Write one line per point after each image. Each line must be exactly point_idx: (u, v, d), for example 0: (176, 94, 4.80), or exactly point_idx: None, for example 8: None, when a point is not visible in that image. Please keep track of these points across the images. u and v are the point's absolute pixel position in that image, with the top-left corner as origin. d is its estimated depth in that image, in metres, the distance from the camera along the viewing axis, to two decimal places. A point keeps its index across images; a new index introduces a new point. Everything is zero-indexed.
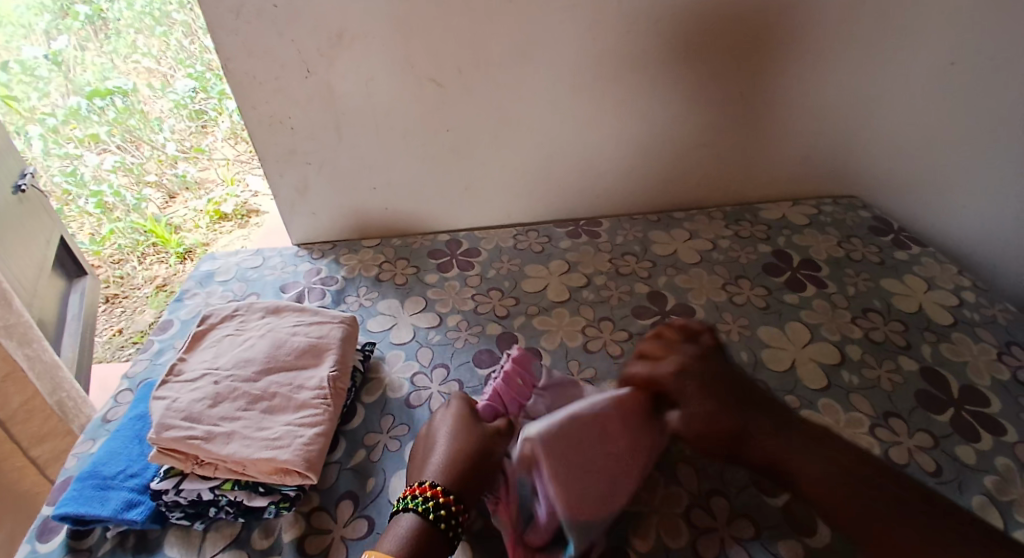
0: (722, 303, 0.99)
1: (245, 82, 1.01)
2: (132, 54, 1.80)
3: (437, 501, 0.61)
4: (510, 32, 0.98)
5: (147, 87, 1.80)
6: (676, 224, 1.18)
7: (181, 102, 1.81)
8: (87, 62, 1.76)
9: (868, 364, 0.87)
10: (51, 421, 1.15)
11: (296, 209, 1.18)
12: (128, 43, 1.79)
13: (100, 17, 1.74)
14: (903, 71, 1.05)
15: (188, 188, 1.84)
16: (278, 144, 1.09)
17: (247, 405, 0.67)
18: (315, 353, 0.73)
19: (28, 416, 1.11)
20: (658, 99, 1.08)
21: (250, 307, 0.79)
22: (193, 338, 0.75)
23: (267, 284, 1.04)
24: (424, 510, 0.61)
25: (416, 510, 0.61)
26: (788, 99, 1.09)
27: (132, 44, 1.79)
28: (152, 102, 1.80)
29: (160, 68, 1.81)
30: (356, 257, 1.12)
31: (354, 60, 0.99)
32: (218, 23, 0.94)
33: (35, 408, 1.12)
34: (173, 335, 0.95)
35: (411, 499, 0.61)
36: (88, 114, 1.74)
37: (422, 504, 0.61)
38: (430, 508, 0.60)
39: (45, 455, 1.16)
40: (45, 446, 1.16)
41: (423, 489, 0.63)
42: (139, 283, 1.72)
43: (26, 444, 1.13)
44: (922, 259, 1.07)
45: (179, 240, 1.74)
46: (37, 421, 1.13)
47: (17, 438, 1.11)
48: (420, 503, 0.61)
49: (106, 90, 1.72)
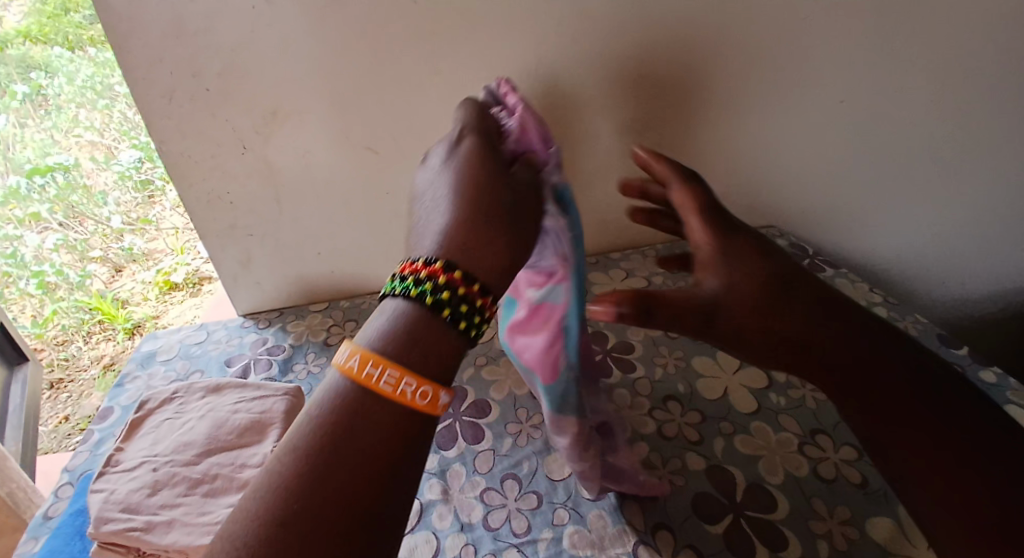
0: (659, 337, 1.02)
1: (181, 163, 1.03)
2: (73, 128, 1.76)
3: None
4: (439, 102, 1.03)
5: (90, 160, 1.76)
6: (613, 265, 1.25)
7: (126, 173, 1.78)
8: (26, 140, 1.73)
9: (794, 384, 0.92)
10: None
11: (241, 280, 1.19)
12: (69, 118, 1.76)
13: (40, 94, 1.74)
14: (806, 113, 1.13)
15: (135, 260, 1.78)
16: (218, 219, 1.11)
17: (187, 490, 0.66)
18: (257, 429, 0.73)
19: None
20: (587, 151, 1.14)
21: (190, 387, 0.80)
22: (131, 426, 0.75)
23: (212, 361, 1.04)
24: None
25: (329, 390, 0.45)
26: (707, 142, 1.16)
27: (74, 119, 1.76)
28: (96, 175, 1.77)
29: (103, 140, 1.78)
30: (304, 322, 1.12)
31: (290, 135, 1.03)
32: (152, 108, 0.97)
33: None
34: (114, 423, 0.94)
35: None
36: (27, 193, 1.69)
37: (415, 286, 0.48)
38: None
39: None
40: None
41: (419, 268, 0.49)
42: (85, 365, 1.66)
43: None
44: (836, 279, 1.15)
45: (126, 315, 1.68)
46: None
47: None
48: None
49: (46, 167, 1.71)
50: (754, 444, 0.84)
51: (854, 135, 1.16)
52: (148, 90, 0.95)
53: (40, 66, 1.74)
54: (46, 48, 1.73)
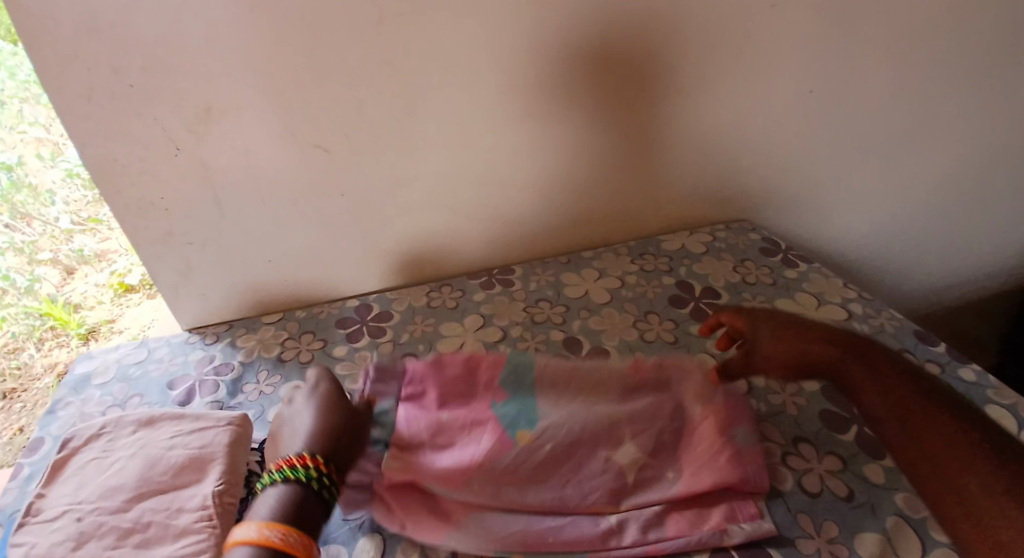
0: (634, 342, 0.99)
1: (106, 168, 0.94)
2: (17, 124, 1.36)
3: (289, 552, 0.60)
4: (392, 93, 0.97)
5: (34, 157, 1.41)
6: (585, 263, 1.19)
7: (74, 172, 1.46)
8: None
9: (774, 389, 0.89)
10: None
11: (183, 293, 1.10)
12: (12, 113, 1.33)
13: None
14: (769, 103, 1.11)
15: (86, 262, 1.56)
16: (154, 228, 1.02)
17: (115, 542, 0.60)
18: (197, 466, 0.66)
19: None
20: (549, 143, 1.09)
21: (119, 422, 0.72)
22: (52, 469, 0.68)
23: (153, 382, 0.95)
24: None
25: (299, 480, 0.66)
26: (673, 134, 1.12)
27: (18, 114, 1.34)
28: (40, 173, 1.44)
29: (50, 137, 1.39)
30: (255, 337, 1.04)
31: (228, 134, 0.95)
32: (67, 109, 0.88)
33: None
34: (44, 457, 0.85)
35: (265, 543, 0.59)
36: None
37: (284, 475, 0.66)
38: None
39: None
40: None
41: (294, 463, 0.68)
42: (39, 373, 1.45)
43: None
44: (810, 275, 1.12)
45: (80, 320, 1.49)
46: None
47: None
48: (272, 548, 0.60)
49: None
50: None
51: (818, 124, 1.14)
52: (62, 90, 0.86)
53: None
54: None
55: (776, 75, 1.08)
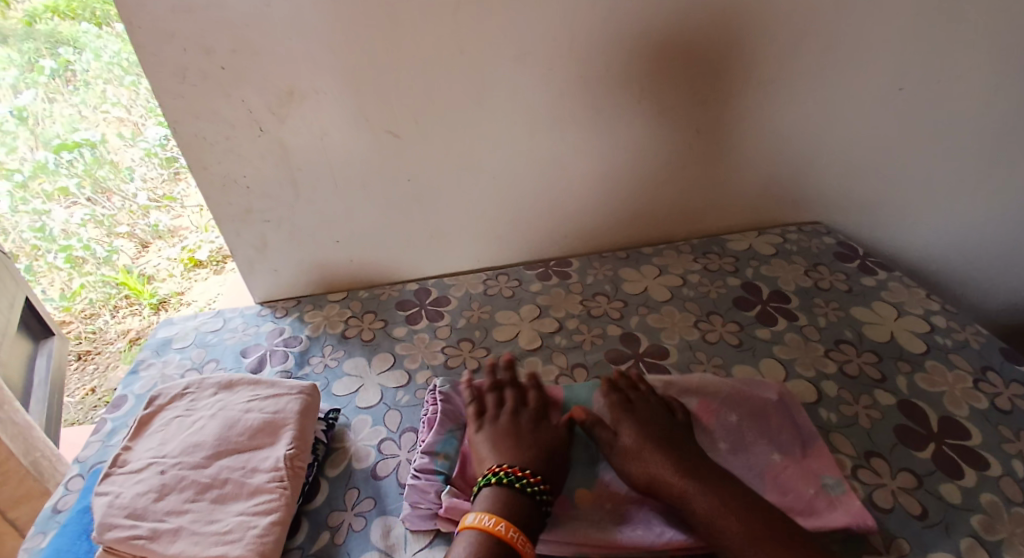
0: (695, 341, 0.98)
1: (194, 144, 0.99)
2: (102, 105, 1.52)
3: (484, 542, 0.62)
4: (465, 81, 0.98)
5: (117, 136, 1.57)
6: (646, 260, 1.17)
7: (152, 151, 1.60)
8: (55, 115, 1.50)
9: (846, 400, 0.86)
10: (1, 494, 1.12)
11: (257, 268, 1.15)
12: (96, 93, 1.50)
13: (65, 68, 1.46)
14: (851, 103, 1.07)
15: (161, 237, 1.71)
16: (234, 204, 1.07)
17: (195, 495, 0.63)
18: (271, 430, 0.70)
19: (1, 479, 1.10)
20: (619, 136, 1.08)
21: (201, 384, 0.77)
22: (139, 424, 0.73)
23: (227, 350, 1.00)
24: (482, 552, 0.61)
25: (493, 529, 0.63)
26: (746, 132, 1.09)
27: (102, 95, 1.50)
28: (122, 152, 1.59)
29: (132, 117, 1.55)
30: (321, 313, 1.08)
31: (307, 116, 0.98)
32: (164, 88, 0.93)
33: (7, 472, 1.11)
34: (127, 413, 0.91)
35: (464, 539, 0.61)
36: (56, 168, 1.53)
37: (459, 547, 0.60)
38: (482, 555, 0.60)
39: (24, 516, 1.17)
40: (22, 508, 1.16)
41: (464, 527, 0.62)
42: (112, 338, 1.62)
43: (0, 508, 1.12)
44: (888, 284, 1.08)
45: (152, 291, 1.64)
46: (11, 484, 1.12)
47: None
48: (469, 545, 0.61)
49: (73, 143, 1.52)
50: None
51: (903, 125, 1.09)
52: (161, 69, 0.91)
53: (68, 41, 1.42)
54: (71, 21, 1.40)
55: (862, 73, 1.03)
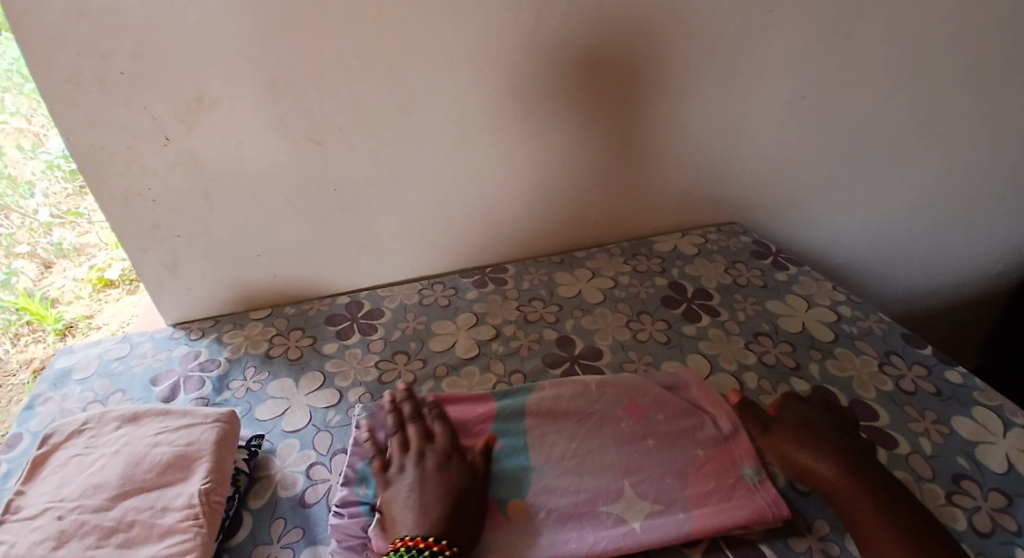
0: (628, 341, 0.99)
1: (91, 156, 0.91)
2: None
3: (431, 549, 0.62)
4: (388, 87, 0.95)
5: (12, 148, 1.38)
6: (578, 263, 1.18)
7: (54, 164, 1.42)
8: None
9: (766, 390, 0.89)
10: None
11: (169, 287, 1.07)
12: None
13: None
14: (766, 107, 1.11)
15: (66, 256, 1.52)
16: (140, 220, 0.99)
17: (98, 543, 0.57)
18: (183, 465, 0.64)
19: None
20: (547, 141, 1.08)
21: (101, 418, 0.70)
22: (31, 467, 0.65)
23: (135, 379, 0.92)
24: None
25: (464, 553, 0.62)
26: (669, 135, 1.12)
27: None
28: (20, 165, 1.40)
29: (30, 128, 1.36)
30: (242, 333, 1.02)
31: (219, 125, 0.92)
32: (54, 95, 0.85)
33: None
34: (22, 453, 0.82)
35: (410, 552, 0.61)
36: None
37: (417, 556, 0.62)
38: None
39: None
40: None
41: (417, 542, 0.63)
42: (14, 369, 1.36)
43: None
44: (799, 277, 1.13)
45: (57, 315, 1.44)
46: None
47: None
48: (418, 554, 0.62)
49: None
50: None
51: (812, 128, 1.15)
52: (49, 75, 0.83)
53: None
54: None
55: (773, 78, 1.08)
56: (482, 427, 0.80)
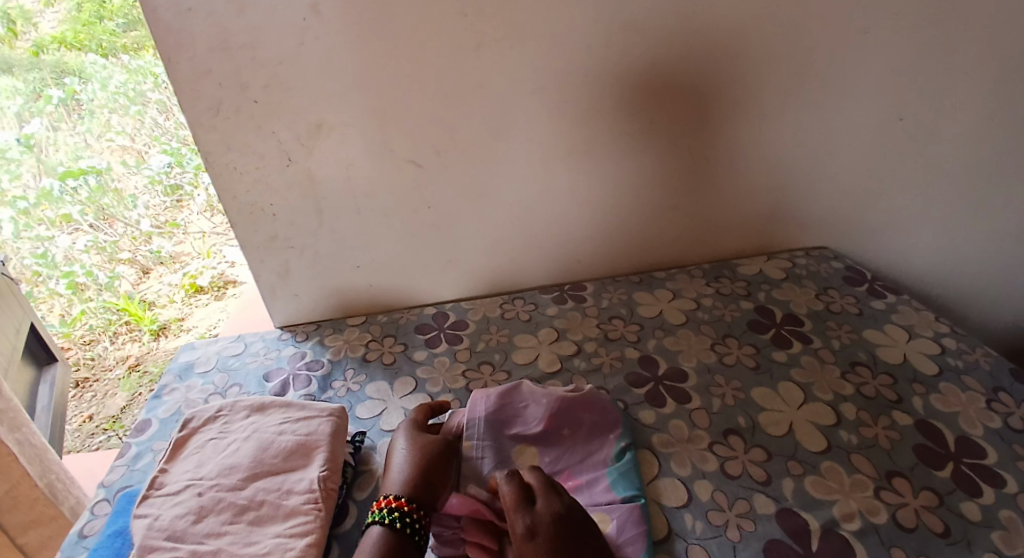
0: (713, 364, 0.99)
1: (225, 174, 1.02)
2: (106, 133, 1.79)
3: (402, 511, 0.68)
4: (484, 113, 1.02)
5: (121, 165, 1.84)
6: (659, 284, 1.20)
7: (156, 178, 1.89)
8: (60, 142, 1.73)
9: (864, 421, 0.88)
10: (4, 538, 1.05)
11: (279, 293, 1.17)
12: (101, 122, 1.77)
13: (73, 99, 1.70)
14: (857, 131, 1.11)
15: (162, 263, 1.93)
16: (260, 232, 1.09)
17: (232, 518, 0.64)
18: (303, 453, 0.72)
19: (14, 503, 1.05)
20: (631, 164, 1.11)
21: (233, 406, 0.79)
22: (174, 446, 0.74)
23: (250, 374, 1.01)
24: (391, 521, 0.67)
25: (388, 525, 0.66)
26: (755, 159, 1.13)
27: (106, 123, 1.78)
28: (125, 179, 1.85)
29: (134, 145, 1.85)
30: (341, 337, 1.10)
31: (334, 148, 1.01)
32: (199, 121, 0.96)
33: (19, 497, 1.05)
34: (152, 437, 0.90)
35: (381, 513, 0.67)
36: (60, 195, 1.74)
37: (387, 517, 0.67)
38: (395, 518, 0.67)
39: (31, 542, 1.11)
40: (32, 533, 1.10)
41: (388, 501, 0.69)
42: (111, 364, 1.74)
43: (11, 533, 1.08)
44: (898, 307, 1.10)
45: (153, 317, 1.81)
46: (23, 509, 1.07)
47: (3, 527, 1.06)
48: (387, 515, 0.67)
49: (79, 170, 1.75)
50: (827, 486, 0.78)
51: (906, 153, 1.13)
52: (196, 103, 0.94)
53: (74, 71, 1.68)
54: (80, 53, 1.66)
55: (866, 103, 1.07)
56: (566, 431, 0.84)
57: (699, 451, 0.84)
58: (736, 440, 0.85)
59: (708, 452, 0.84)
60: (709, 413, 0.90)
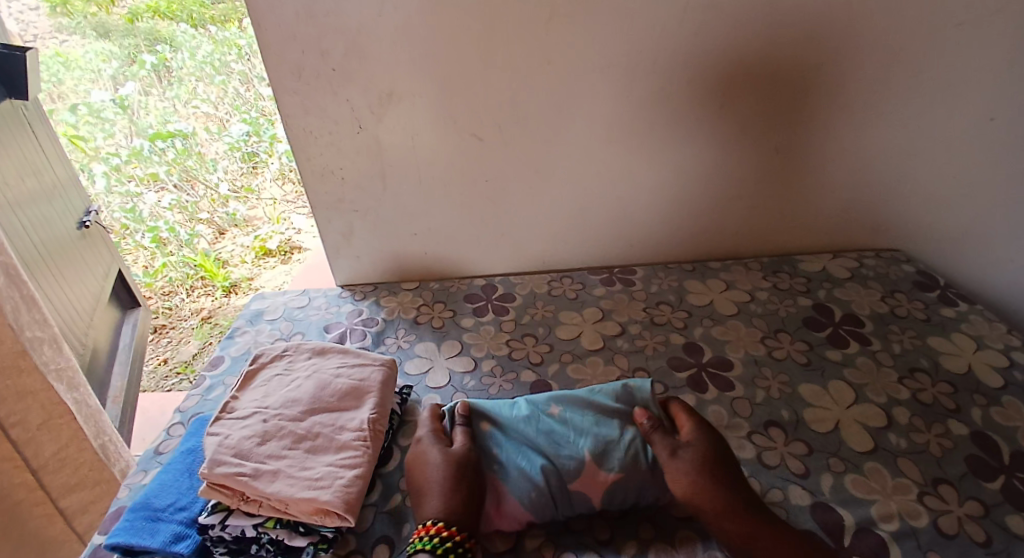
0: (761, 357, 0.98)
1: (302, 137, 1.08)
2: (192, 100, 1.99)
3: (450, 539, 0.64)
4: (547, 90, 1.03)
5: (205, 131, 2.02)
6: (712, 274, 1.18)
7: (235, 145, 2.02)
8: (150, 107, 1.96)
9: (917, 427, 0.85)
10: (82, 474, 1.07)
11: (342, 253, 1.23)
12: (188, 89, 1.98)
13: (163, 66, 1.94)
14: (941, 128, 1.05)
15: (237, 226, 2.06)
16: (329, 193, 1.15)
17: (292, 444, 0.71)
18: (357, 395, 0.78)
19: (60, 464, 0.99)
20: (694, 150, 1.10)
21: (298, 347, 0.85)
22: (245, 377, 0.81)
23: (311, 325, 1.08)
24: (440, 549, 0.63)
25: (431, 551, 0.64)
26: (826, 152, 1.10)
27: (192, 91, 1.99)
28: (208, 145, 2.02)
29: (217, 113, 2.03)
30: (396, 299, 1.16)
31: (402, 118, 1.06)
32: (282, 84, 1.02)
33: (70, 457, 1.01)
34: (223, 372, 0.98)
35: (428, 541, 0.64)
36: (149, 154, 1.90)
37: (439, 546, 0.64)
38: (446, 547, 0.63)
39: (72, 506, 1.04)
40: (75, 496, 1.04)
41: (439, 530, 0.65)
42: (186, 315, 1.86)
43: (55, 493, 1.00)
44: (969, 316, 1.04)
45: (225, 275, 1.91)
46: (70, 469, 1.01)
47: (49, 487, 0.99)
48: (436, 543, 0.64)
49: (168, 133, 1.91)
50: (868, 486, 0.77)
51: (994, 156, 1.06)
52: (281, 67, 1.01)
53: (165, 40, 1.94)
54: (172, 23, 1.94)
55: (951, 99, 1.02)
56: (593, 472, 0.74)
57: (736, 438, 0.84)
58: (776, 432, 0.85)
59: (746, 441, 0.83)
60: (751, 403, 0.90)
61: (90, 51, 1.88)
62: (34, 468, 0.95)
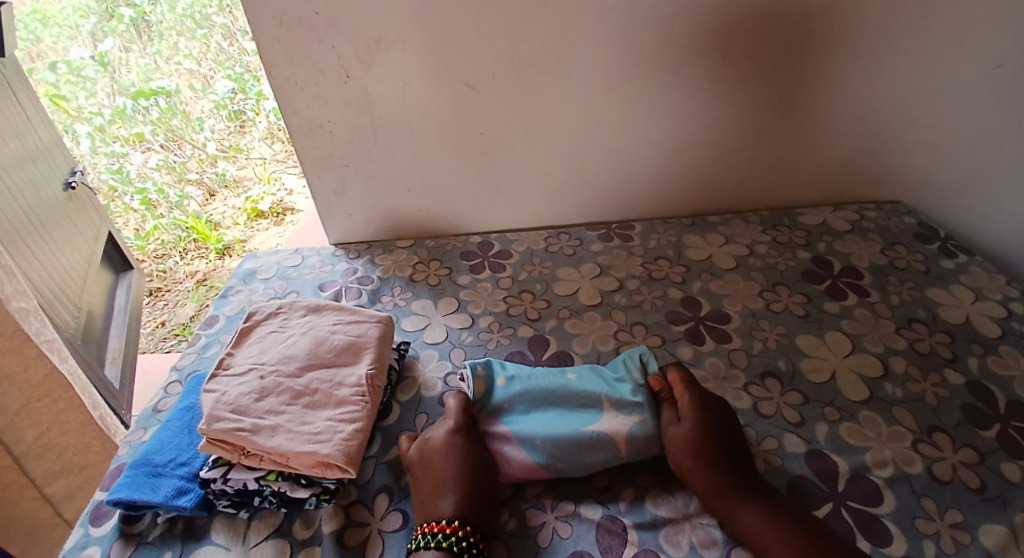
0: (759, 310, 0.98)
1: (287, 87, 1.04)
2: (174, 55, 1.92)
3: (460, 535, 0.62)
4: (543, 36, 0.99)
5: (188, 88, 1.95)
6: (711, 228, 1.17)
7: (220, 103, 1.97)
8: (131, 64, 1.88)
9: (913, 377, 0.85)
10: (82, 436, 1.07)
11: (335, 211, 1.21)
12: (170, 45, 1.91)
13: (143, 20, 1.87)
14: (949, 74, 1.02)
15: (227, 186, 2.00)
16: (318, 146, 1.12)
17: (290, 400, 0.71)
18: (354, 351, 0.78)
19: (43, 452, 1.01)
20: (694, 99, 1.07)
21: (292, 305, 0.84)
22: (240, 334, 0.80)
23: (306, 283, 1.07)
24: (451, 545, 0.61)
25: (445, 550, 0.61)
26: (830, 100, 1.07)
27: (174, 46, 1.91)
28: (192, 103, 1.95)
29: (200, 70, 1.95)
30: (391, 257, 1.14)
31: (391, 66, 1.02)
32: (263, 31, 0.98)
33: (49, 444, 1.02)
34: (218, 330, 0.97)
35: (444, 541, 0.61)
36: (133, 113, 1.86)
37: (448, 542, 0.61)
38: (455, 544, 0.61)
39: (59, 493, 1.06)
40: (59, 482, 1.06)
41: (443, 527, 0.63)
42: (181, 278, 1.83)
43: (39, 482, 1.03)
44: (969, 268, 1.04)
45: (219, 237, 1.88)
46: (52, 457, 1.03)
47: (31, 476, 1.01)
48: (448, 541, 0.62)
49: (150, 91, 1.85)
50: (863, 434, 0.78)
51: (1001, 104, 1.04)
52: (261, 12, 0.96)
53: None
54: None
55: (962, 42, 0.99)
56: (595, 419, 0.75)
57: (733, 389, 0.84)
58: (773, 382, 0.85)
59: (743, 391, 0.84)
60: (749, 354, 0.90)
61: (67, 6, 1.79)
62: (14, 454, 0.96)
